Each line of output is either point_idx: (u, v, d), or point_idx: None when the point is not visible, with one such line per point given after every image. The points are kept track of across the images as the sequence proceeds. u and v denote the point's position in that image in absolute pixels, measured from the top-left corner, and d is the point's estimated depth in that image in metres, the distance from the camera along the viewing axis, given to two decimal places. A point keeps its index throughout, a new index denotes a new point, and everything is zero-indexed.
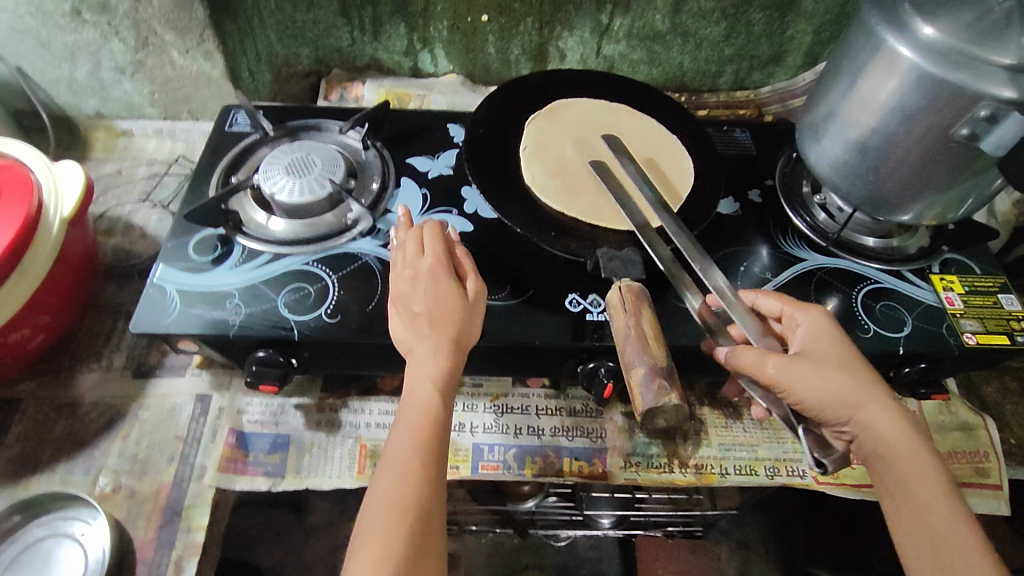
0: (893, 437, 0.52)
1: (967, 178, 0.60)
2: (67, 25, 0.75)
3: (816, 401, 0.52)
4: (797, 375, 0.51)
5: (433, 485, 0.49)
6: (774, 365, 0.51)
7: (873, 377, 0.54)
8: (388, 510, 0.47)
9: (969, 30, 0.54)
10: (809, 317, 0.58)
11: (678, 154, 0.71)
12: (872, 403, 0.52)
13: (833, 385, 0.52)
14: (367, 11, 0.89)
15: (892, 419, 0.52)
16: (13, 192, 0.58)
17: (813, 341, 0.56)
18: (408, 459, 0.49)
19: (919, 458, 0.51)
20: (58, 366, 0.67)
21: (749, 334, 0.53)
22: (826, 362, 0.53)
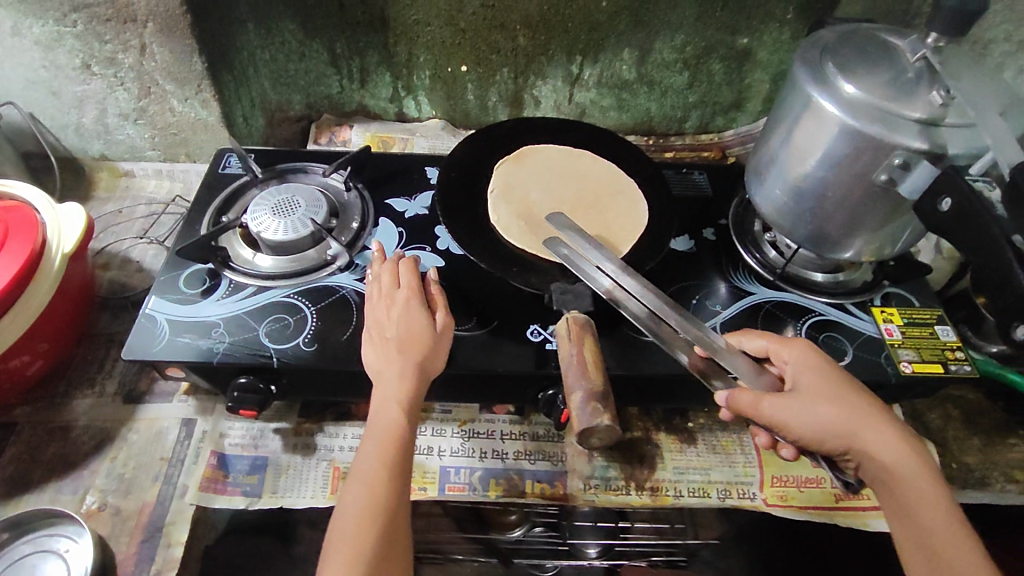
0: (888, 459, 0.54)
1: (892, 218, 0.65)
2: (77, 76, 0.82)
3: (808, 433, 0.56)
4: (787, 411, 0.56)
5: (397, 503, 0.54)
6: (766, 407, 0.56)
7: (864, 400, 0.57)
8: (359, 528, 0.52)
9: (884, 87, 0.60)
10: (793, 349, 0.61)
11: (635, 195, 0.78)
12: (862, 429, 0.55)
13: (824, 415, 0.55)
14: (355, 61, 0.98)
15: (886, 441, 0.54)
16: (19, 230, 0.64)
17: (800, 370, 0.59)
18: (379, 481, 0.54)
19: (917, 477, 0.53)
20: (53, 392, 0.71)
21: (744, 379, 0.59)
22: (815, 392, 0.57)
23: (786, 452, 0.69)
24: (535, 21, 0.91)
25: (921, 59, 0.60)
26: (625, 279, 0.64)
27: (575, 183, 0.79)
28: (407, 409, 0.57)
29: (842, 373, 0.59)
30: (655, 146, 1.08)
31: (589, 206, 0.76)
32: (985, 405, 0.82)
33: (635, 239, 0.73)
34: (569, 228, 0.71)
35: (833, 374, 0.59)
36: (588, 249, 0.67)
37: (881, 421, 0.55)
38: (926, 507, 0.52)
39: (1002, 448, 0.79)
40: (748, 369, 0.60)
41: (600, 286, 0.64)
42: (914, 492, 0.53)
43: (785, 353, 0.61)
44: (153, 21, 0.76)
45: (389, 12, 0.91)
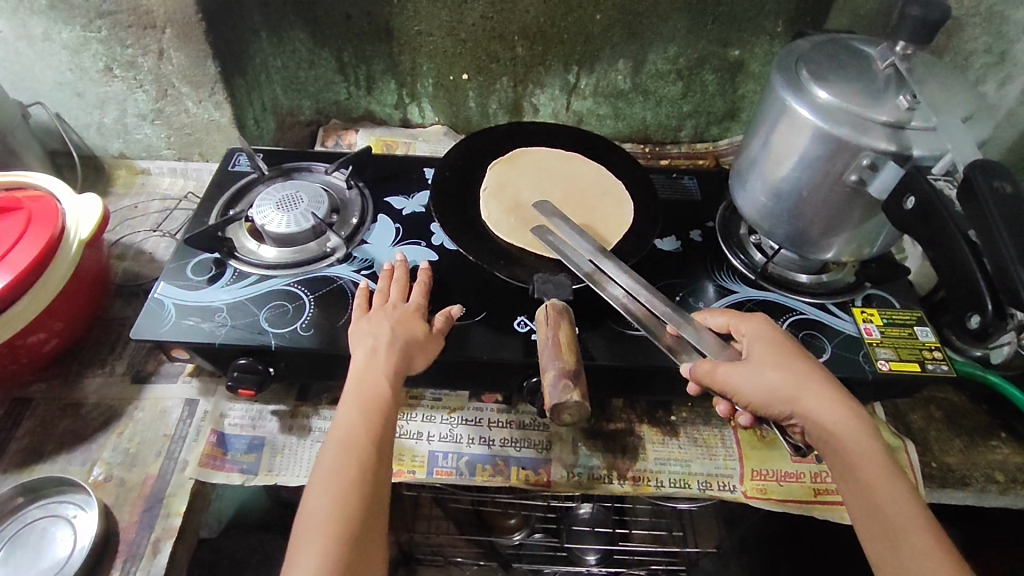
0: (833, 423, 0.57)
1: (865, 218, 0.66)
2: (100, 79, 0.88)
3: (759, 399, 0.59)
4: (741, 378, 0.59)
5: (377, 474, 0.56)
6: (721, 373, 0.59)
7: (812, 369, 0.60)
8: (338, 497, 0.53)
9: (854, 91, 0.62)
10: (751, 322, 0.65)
11: (622, 197, 0.82)
12: (808, 394, 0.58)
13: (775, 382, 0.59)
14: (362, 69, 1.03)
15: (831, 405, 0.58)
16: (41, 217, 0.69)
17: (756, 341, 0.63)
18: (358, 446, 0.56)
19: (860, 440, 0.56)
20: (67, 371, 0.76)
21: (707, 351, 0.63)
22: (766, 361, 0.60)
23: (744, 420, 0.67)
24: (532, 32, 0.96)
25: (890, 66, 0.63)
26: (605, 263, 0.69)
27: (565, 184, 0.83)
28: (389, 377, 0.60)
29: (793, 345, 0.63)
30: (651, 154, 1.11)
31: (577, 206, 0.80)
32: (968, 407, 0.82)
33: (619, 236, 0.77)
34: (557, 216, 0.76)
35: (784, 345, 0.62)
36: (572, 235, 0.72)
37: (827, 388, 0.59)
38: (867, 468, 0.55)
39: (984, 449, 0.78)
40: (712, 342, 0.64)
41: (581, 269, 0.69)
42: (857, 454, 0.56)
43: (744, 326, 0.65)
44: (171, 27, 0.82)
45: (394, 23, 0.96)
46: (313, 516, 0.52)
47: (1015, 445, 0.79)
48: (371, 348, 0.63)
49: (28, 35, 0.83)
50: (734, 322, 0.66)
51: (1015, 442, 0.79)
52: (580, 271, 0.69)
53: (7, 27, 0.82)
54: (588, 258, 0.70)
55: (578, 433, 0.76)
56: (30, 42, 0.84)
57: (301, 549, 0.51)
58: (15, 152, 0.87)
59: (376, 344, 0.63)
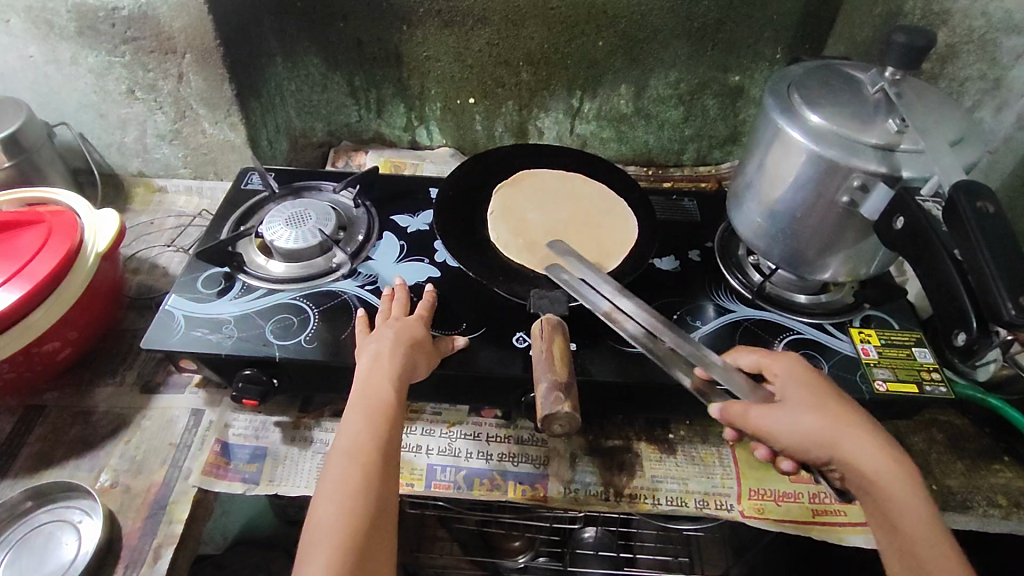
0: (872, 469, 0.57)
1: (859, 239, 0.67)
2: (122, 101, 0.93)
3: (794, 442, 0.59)
4: (777, 422, 0.59)
5: (382, 479, 0.55)
6: (754, 419, 0.60)
7: (851, 411, 0.60)
8: (346, 503, 0.53)
9: (845, 115, 0.63)
10: (783, 361, 0.65)
11: (624, 216, 0.84)
12: (848, 439, 0.58)
13: (813, 425, 0.59)
14: (372, 93, 1.06)
15: (870, 450, 0.57)
16: (61, 230, 0.73)
17: (791, 383, 0.63)
18: (364, 451, 0.56)
19: (900, 484, 0.56)
20: (79, 380, 0.79)
21: (739, 393, 0.64)
22: (805, 404, 0.60)
23: (788, 464, 0.69)
24: (537, 58, 0.99)
25: (880, 90, 0.65)
26: (623, 301, 0.71)
27: (569, 204, 0.86)
28: (394, 382, 0.60)
29: (828, 384, 0.63)
30: (654, 176, 1.13)
31: (580, 225, 0.83)
32: (970, 430, 0.81)
33: (620, 254, 0.79)
34: (569, 256, 0.76)
35: (819, 386, 0.62)
36: (588, 274, 0.73)
37: (867, 432, 0.58)
38: (906, 514, 0.55)
39: (985, 472, 0.77)
40: (742, 382, 0.65)
41: (599, 308, 0.70)
42: (897, 501, 0.55)
43: (776, 366, 0.65)
44: (191, 52, 0.86)
45: (403, 49, 1.00)
46: (320, 524, 0.52)
47: (1017, 468, 0.77)
48: (375, 354, 0.63)
49: (57, 59, 0.88)
50: (765, 361, 0.66)
51: (1017, 466, 0.77)
52: (599, 308, 0.70)
53: (37, 52, 0.87)
54: (604, 296, 0.72)
55: (576, 450, 0.77)
56: (59, 66, 0.89)
57: (309, 559, 0.50)
58: (39, 170, 0.91)
59: (378, 350, 0.64)
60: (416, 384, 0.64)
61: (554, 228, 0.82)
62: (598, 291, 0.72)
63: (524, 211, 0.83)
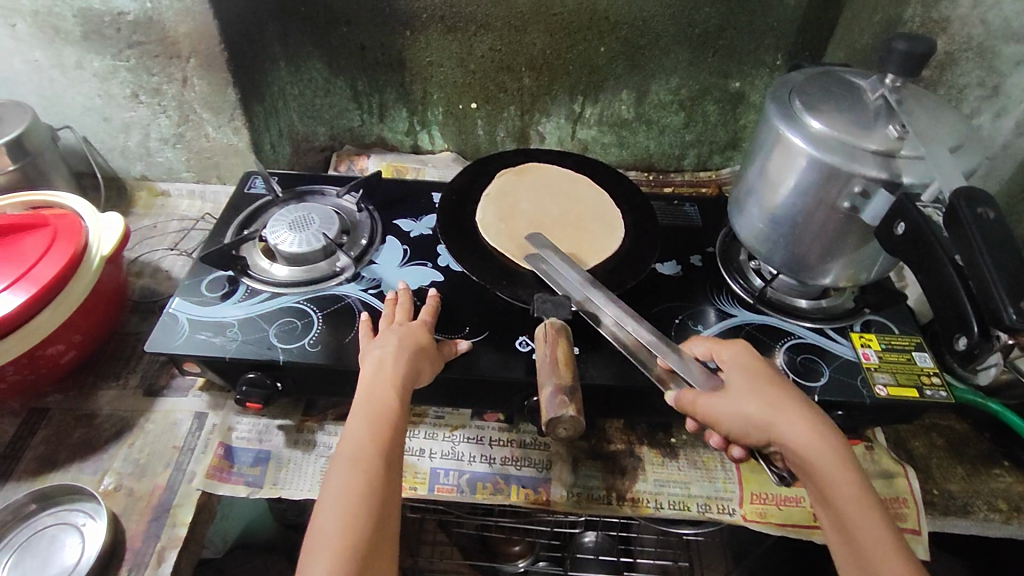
0: (805, 450, 0.57)
1: (860, 244, 0.68)
2: (126, 105, 0.93)
3: (736, 427, 0.60)
4: (721, 407, 0.60)
5: (385, 486, 0.55)
6: (700, 405, 0.61)
7: (788, 395, 0.61)
8: (349, 510, 0.53)
9: (845, 121, 0.64)
10: (732, 349, 0.66)
11: (616, 221, 0.84)
12: (784, 422, 0.59)
13: (752, 410, 0.60)
14: (375, 98, 1.07)
15: (804, 432, 0.58)
16: (66, 233, 0.73)
17: (735, 369, 0.64)
18: (367, 458, 0.56)
19: (833, 463, 0.56)
20: (82, 383, 0.79)
21: (692, 380, 0.63)
22: (745, 388, 0.61)
23: (737, 451, 0.68)
24: (539, 63, 1.00)
25: (880, 97, 0.65)
26: (593, 292, 0.71)
27: (564, 204, 0.86)
28: (397, 389, 0.61)
29: (770, 370, 0.63)
30: (655, 181, 1.14)
31: (571, 226, 0.83)
32: (970, 435, 0.81)
33: (603, 257, 0.79)
34: (549, 248, 0.77)
35: (762, 372, 0.63)
36: (562, 265, 0.74)
37: (800, 414, 0.59)
38: (841, 493, 0.55)
39: (986, 477, 0.77)
40: (697, 371, 0.64)
41: (572, 298, 0.72)
42: (833, 482, 0.56)
43: (725, 353, 0.66)
44: (195, 56, 0.87)
45: (406, 54, 1.00)
46: (322, 530, 0.52)
47: (1017, 473, 0.77)
48: (379, 359, 0.64)
49: (62, 63, 0.88)
50: (716, 348, 0.67)
51: (1017, 470, 0.78)
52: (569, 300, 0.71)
53: (42, 56, 0.87)
54: (575, 287, 0.73)
55: (579, 454, 0.77)
56: (63, 70, 0.89)
57: (311, 563, 0.50)
58: (43, 173, 0.91)
59: (382, 356, 0.64)
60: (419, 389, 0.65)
61: (545, 226, 0.83)
62: (569, 281, 0.73)
63: (520, 210, 0.84)
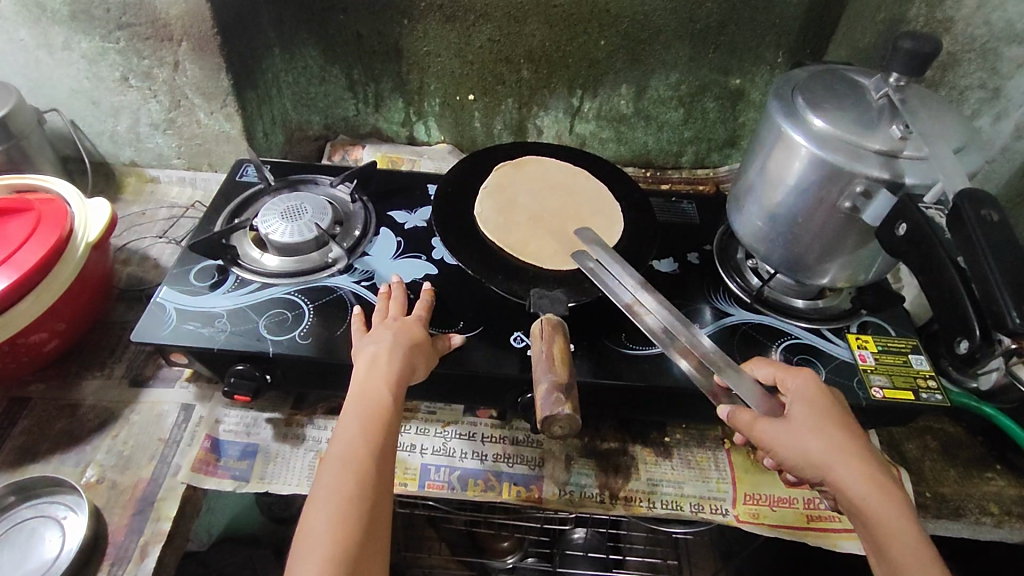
0: (860, 491, 0.54)
1: (860, 245, 0.67)
2: (115, 88, 0.91)
3: (791, 458, 0.57)
4: (778, 434, 0.57)
5: (376, 489, 0.54)
6: (758, 427, 0.59)
7: (853, 436, 0.57)
8: (339, 513, 0.51)
9: (848, 120, 0.63)
10: (798, 377, 0.63)
11: (614, 215, 0.83)
12: (844, 464, 0.55)
13: (812, 443, 0.56)
14: (370, 87, 1.05)
15: (863, 474, 0.55)
16: (51, 218, 0.71)
17: (797, 401, 0.60)
18: (358, 460, 0.54)
19: (891, 512, 0.53)
20: (66, 372, 0.77)
21: (751, 401, 0.61)
22: (808, 421, 0.58)
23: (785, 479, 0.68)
24: (539, 56, 0.99)
25: (884, 96, 0.64)
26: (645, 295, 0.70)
27: (562, 198, 0.85)
28: (390, 388, 0.59)
29: (837, 407, 0.60)
30: (652, 177, 1.13)
31: (569, 219, 0.81)
32: (963, 438, 0.81)
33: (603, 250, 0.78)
34: (596, 246, 0.76)
35: (827, 408, 0.59)
36: (613, 263, 0.73)
37: (862, 457, 0.56)
38: (896, 543, 0.52)
39: (979, 480, 0.77)
40: (756, 393, 0.62)
41: (621, 299, 0.70)
42: (888, 528, 0.52)
43: (790, 381, 0.63)
44: (187, 40, 0.85)
45: (403, 43, 0.99)
46: (311, 533, 0.50)
47: (1010, 477, 0.77)
48: (372, 357, 0.62)
49: (48, 44, 0.86)
50: (780, 375, 0.64)
51: (1010, 474, 0.78)
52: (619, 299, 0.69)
53: (28, 36, 0.85)
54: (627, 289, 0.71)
55: (572, 452, 0.76)
56: (50, 51, 0.87)
57: (299, 567, 0.49)
58: (28, 156, 0.89)
59: (375, 354, 0.63)
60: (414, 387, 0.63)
61: (541, 218, 0.81)
62: (621, 283, 0.71)
63: (517, 202, 0.83)
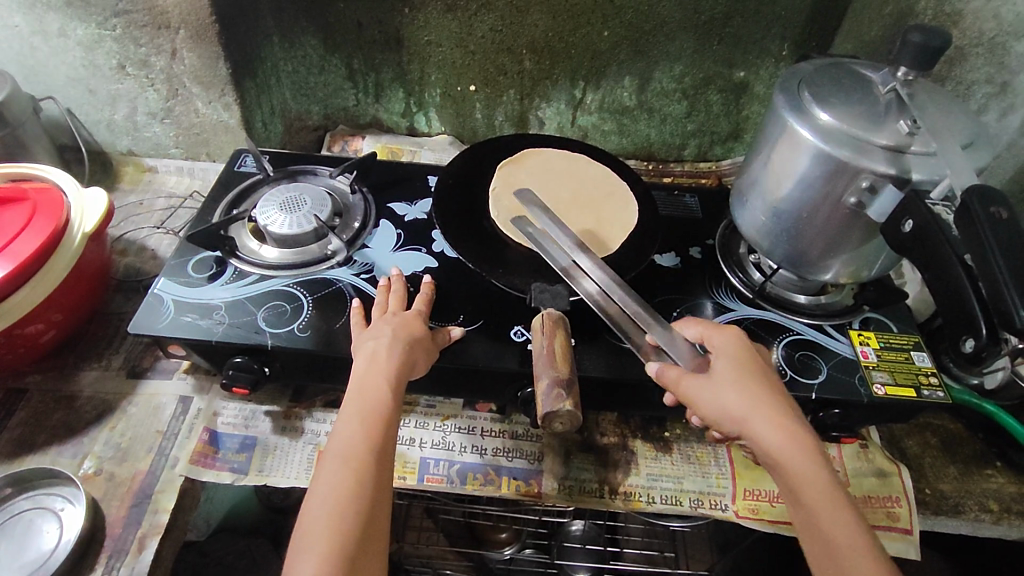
0: (778, 447, 0.55)
1: (864, 240, 0.66)
2: (112, 77, 0.90)
3: (711, 414, 0.58)
4: (701, 392, 0.59)
5: (375, 487, 0.53)
6: (684, 386, 0.60)
7: (768, 389, 0.59)
8: (338, 510, 0.51)
9: (854, 114, 0.62)
10: (721, 335, 0.64)
11: (630, 202, 0.83)
12: (759, 417, 0.56)
13: (732, 399, 0.58)
14: (371, 77, 1.04)
15: (780, 428, 0.56)
16: (47, 208, 0.70)
17: (721, 358, 0.62)
18: (356, 456, 0.54)
19: (809, 465, 0.54)
20: (63, 363, 0.77)
21: (677, 359, 0.63)
22: (728, 378, 0.59)
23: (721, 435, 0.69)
24: (541, 46, 0.97)
25: (891, 90, 0.63)
26: (581, 259, 0.72)
27: (572, 187, 0.85)
28: (391, 384, 0.59)
29: (758, 364, 0.61)
30: (655, 171, 1.12)
31: (583, 210, 0.81)
32: (964, 435, 0.81)
33: (612, 250, 0.77)
34: (539, 211, 0.77)
35: (746, 364, 0.61)
36: (552, 230, 0.75)
37: (778, 411, 0.57)
38: (814, 498, 0.52)
39: (979, 477, 0.77)
40: (683, 347, 0.64)
41: (557, 263, 0.72)
42: (804, 482, 0.53)
43: (715, 339, 0.64)
44: (184, 28, 0.83)
45: (404, 33, 0.97)
46: (310, 531, 0.50)
47: (1010, 474, 0.77)
48: (372, 352, 0.62)
49: (43, 31, 0.85)
50: (707, 333, 0.65)
51: (1010, 471, 0.77)
52: (556, 265, 0.72)
53: (23, 22, 0.84)
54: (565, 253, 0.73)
55: (571, 447, 0.76)
56: (45, 38, 0.86)
57: (296, 563, 0.48)
58: (24, 145, 0.88)
59: (375, 348, 0.62)
60: (412, 384, 0.63)
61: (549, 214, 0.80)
62: (561, 248, 0.73)
63: (531, 201, 0.81)
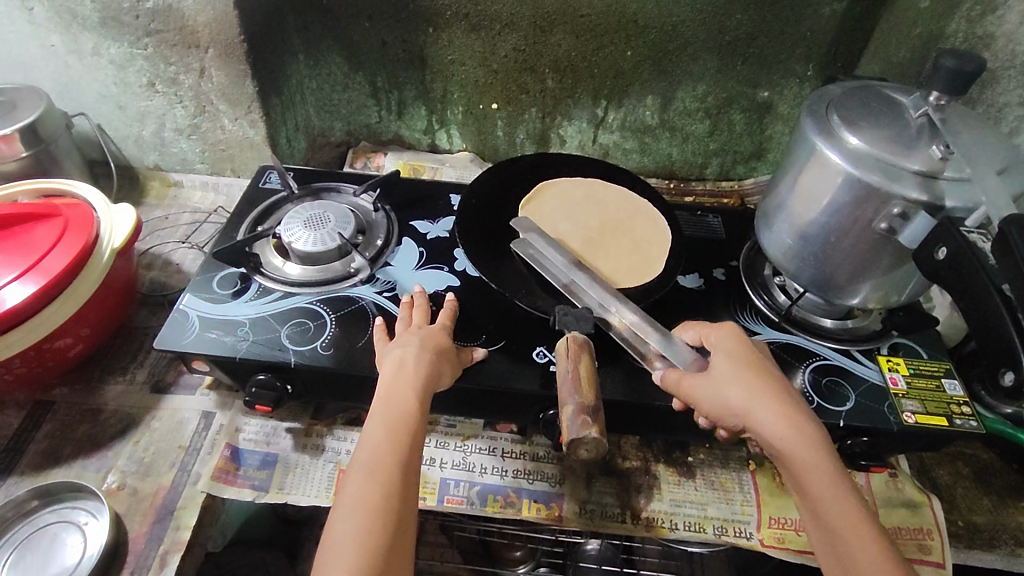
0: (782, 439, 0.56)
1: (894, 266, 0.65)
2: (142, 94, 0.92)
3: (713, 410, 0.59)
4: (703, 389, 0.60)
5: (402, 500, 0.53)
6: (686, 385, 0.60)
7: (766, 380, 0.60)
8: (365, 523, 0.50)
9: (885, 140, 0.61)
10: (719, 332, 0.65)
11: (660, 228, 0.83)
12: (760, 409, 0.57)
13: (733, 394, 0.59)
14: (394, 95, 1.05)
15: (781, 420, 0.57)
16: (77, 224, 0.72)
17: (719, 353, 0.63)
18: (383, 468, 0.53)
19: (813, 454, 0.55)
20: (89, 376, 0.78)
21: (679, 362, 0.63)
22: (727, 373, 0.60)
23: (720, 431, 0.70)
24: (563, 65, 0.98)
25: (923, 115, 0.62)
26: (578, 275, 0.72)
27: (600, 215, 0.85)
28: (417, 395, 0.58)
29: (757, 358, 0.62)
30: (676, 189, 1.11)
31: (614, 238, 0.81)
32: (998, 466, 0.79)
33: (647, 277, 0.77)
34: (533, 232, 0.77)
35: (744, 358, 0.62)
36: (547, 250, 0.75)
37: (778, 402, 0.58)
38: (820, 485, 0.54)
39: (1013, 510, 0.75)
40: (686, 352, 0.64)
41: (556, 280, 0.72)
42: (810, 471, 0.54)
43: (712, 336, 0.65)
44: (214, 47, 0.85)
45: (427, 51, 0.98)
46: (338, 544, 0.49)
47: None
48: (399, 361, 0.62)
49: (78, 49, 0.87)
50: (704, 334, 0.67)
51: None
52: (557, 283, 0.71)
53: (59, 41, 0.86)
54: (563, 271, 0.73)
55: (593, 470, 0.75)
56: (79, 57, 0.88)
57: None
58: (56, 160, 0.89)
59: (402, 358, 0.62)
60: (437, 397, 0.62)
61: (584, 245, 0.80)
62: (556, 266, 0.73)
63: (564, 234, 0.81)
